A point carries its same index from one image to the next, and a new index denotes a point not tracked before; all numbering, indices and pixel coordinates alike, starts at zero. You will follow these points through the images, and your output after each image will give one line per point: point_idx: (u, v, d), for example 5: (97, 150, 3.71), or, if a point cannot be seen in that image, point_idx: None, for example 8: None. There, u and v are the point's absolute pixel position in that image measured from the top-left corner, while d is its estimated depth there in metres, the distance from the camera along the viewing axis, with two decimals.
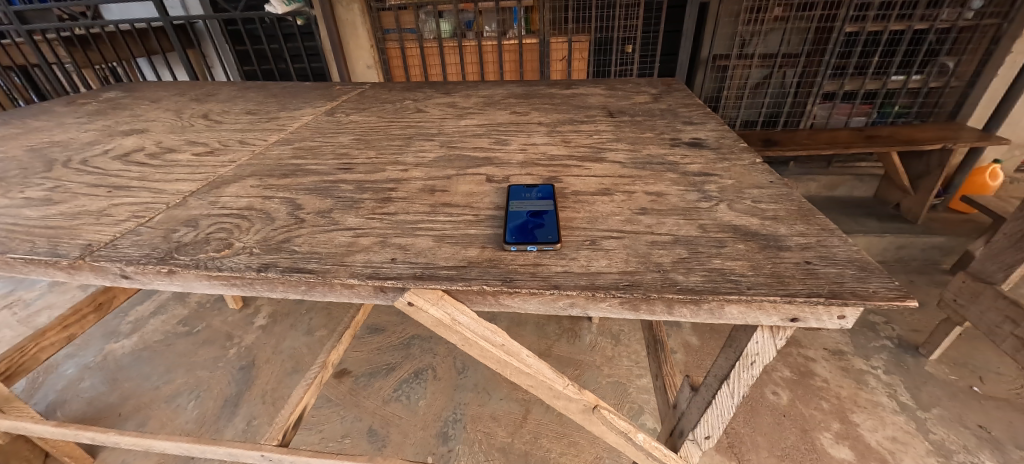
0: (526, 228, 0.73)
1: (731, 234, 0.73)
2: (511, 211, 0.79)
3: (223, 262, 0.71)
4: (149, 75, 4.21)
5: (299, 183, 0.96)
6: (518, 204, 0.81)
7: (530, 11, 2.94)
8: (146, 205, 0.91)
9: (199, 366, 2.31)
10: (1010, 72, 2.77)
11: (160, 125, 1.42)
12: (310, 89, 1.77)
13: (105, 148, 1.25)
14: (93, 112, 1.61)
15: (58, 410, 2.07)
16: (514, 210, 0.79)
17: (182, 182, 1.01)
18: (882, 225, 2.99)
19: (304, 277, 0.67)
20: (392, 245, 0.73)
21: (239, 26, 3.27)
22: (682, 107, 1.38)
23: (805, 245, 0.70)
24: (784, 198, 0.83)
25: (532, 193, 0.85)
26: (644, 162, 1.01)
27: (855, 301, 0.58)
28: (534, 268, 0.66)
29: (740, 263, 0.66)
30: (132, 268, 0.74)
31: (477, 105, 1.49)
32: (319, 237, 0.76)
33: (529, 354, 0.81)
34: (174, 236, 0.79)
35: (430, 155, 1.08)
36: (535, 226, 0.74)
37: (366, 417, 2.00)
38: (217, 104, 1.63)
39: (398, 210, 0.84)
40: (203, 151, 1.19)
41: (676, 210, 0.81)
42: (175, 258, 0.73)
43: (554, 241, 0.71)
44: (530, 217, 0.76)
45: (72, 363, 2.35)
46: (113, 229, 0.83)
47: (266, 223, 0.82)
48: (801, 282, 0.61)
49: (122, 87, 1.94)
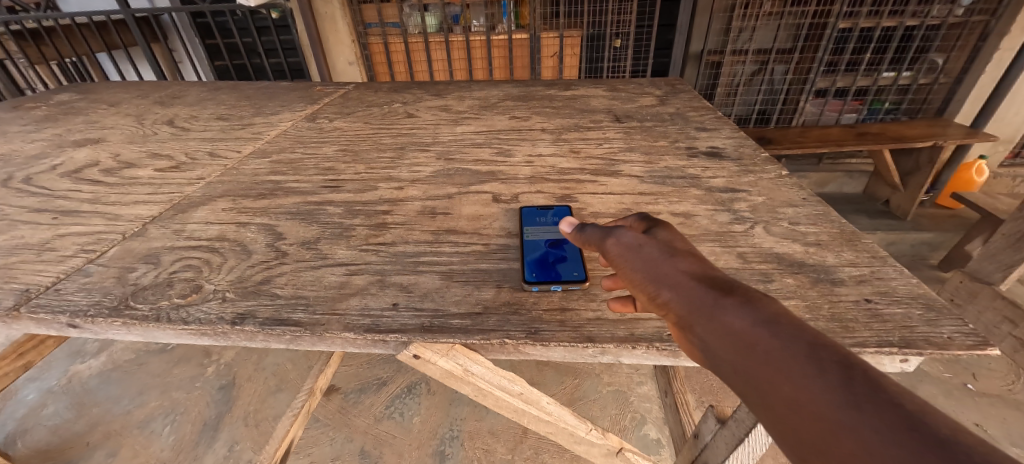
0: (546, 264, 0.64)
1: (776, 265, 0.65)
2: (526, 240, 0.70)
3: (190, 312, 0.60)
4: (110, 71, 3.94)
5: (279, 205, 0.85)
6: (533, 232, 0.72)
7: (520, 5, 2.83)
8: (98, 235, 0.79)
9: (174, 386, 2.15)
10: (998, 69, 2.78)
11: (118, 134, 1.27)
12: (288, 90, 1.63)
13: (53, 162, 1.10)
14: (42, 117, 1.44)
15: (18, 441, 1.91)
16: (530, 241, 0.70)
17: (142, 205, 0.88)
18: (873, 221, 3.01)
19: (288, 331, 0.57)
20: (392, 286, 0.63)
21: (208, 18, 3.06)
22: (691, 111, 1.30)
23: (860, 278, 0.62)
24: (822, 218, 0.76)
25: (547, 217, 0.76)
26: (663, 175, 0.93)
27: (931, 351, 0.51)
28: (561, 315, 0.57)
29: (794, 303, 0.58)
30: (80, 320, 0.61)
31: (472, 108, 1.38)
32: (306, 276, 0.66)
33: (549, 401, 0.72)
34: (131, 278, 0.67)
35: (427, 170, 0.98)
36: (556, 260, 0.65)
37: (358, 438, 1.89)
38: (184, 108, 1.48)
39: (396, 239, 0.74)
40: (167, 165, 1.05)
41: (709, 235, 0.73)
42: (132, 308, 0.62)
43: (579, 278, 0.62)
44: (549, 249, 0.67)
45: (32, 387, 2.16)
46: (56, 268, 0.71)
47: (242, 258, 0.70)
48: (868, 327, 0.54)
49: (77, 88, 1.76)
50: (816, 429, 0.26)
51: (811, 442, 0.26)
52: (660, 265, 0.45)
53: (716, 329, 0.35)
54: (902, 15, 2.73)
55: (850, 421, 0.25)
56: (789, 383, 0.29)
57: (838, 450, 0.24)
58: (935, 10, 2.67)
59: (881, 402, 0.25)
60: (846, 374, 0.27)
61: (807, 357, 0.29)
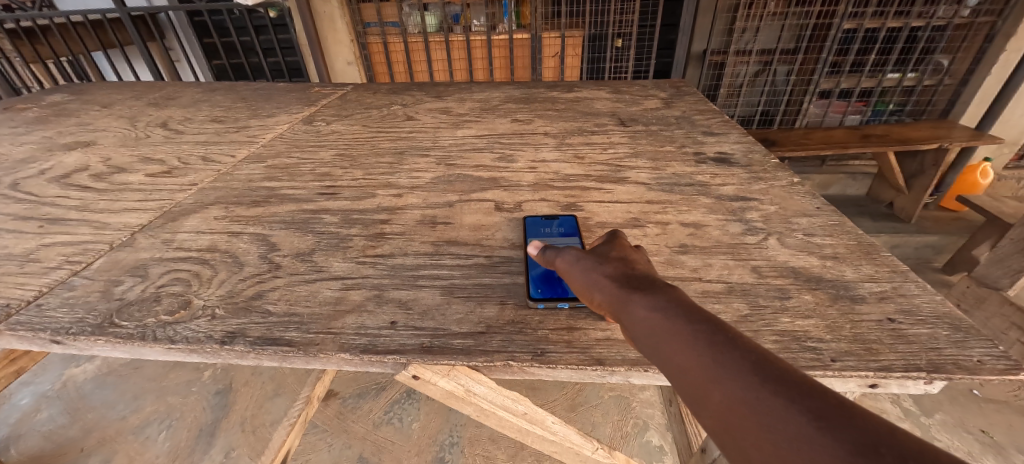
0: (552, 279, 0.61)
1: (792, 280, 0.62)
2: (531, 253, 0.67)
3: (178, 330, 0.57)
4: (106, 70, 3.90)
5: (272, 213, 0.82)
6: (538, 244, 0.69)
7: (521, 5, 2.79)
8: (85, 246, 0.75)
9: (170, 391, 2.12)
10: (1004, 71, 2.75)
11: (110, 137, 1.24)
12: (285, 91, 1.60)
13: (41, 167, 1.07)
14: (32, 119, 1.41)
15: (12, 447, 1.88)
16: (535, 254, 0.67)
17: (131, 213, 0.85)
18: (877, 224, 2.98)
19: (280, 351, 0.54)
20: (390, 302, 0.60)
21: (205, 17, 3.02)
22: (697, 114, 1.27)
23: (881, 295, 0.59)
24: (838, 229, 0.73)
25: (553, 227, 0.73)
26: (670, 182, 0.90)
27: (961, 376, 0.48)
28: (569, 336, 0.54)
29: (814, 322, 0.55)
30: (62, 338, 0.58)
31: (472, 110, 1.35)
32: (300, 291, 0.63)
33: (555, 422, 0.70)
34: (117, 292, 0.64)
35: (427, 176, 0.95)
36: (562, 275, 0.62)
37: (356, 444, 1.86)
38: (179, 109, 1.45)
39: (395, 251, 0.71)
40: (158, 170, 1.02)
41: (721, 247, 0.70)
42: (117, 325, 0.58)
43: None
44: None
45: (27, 391, 2.13)
46: (39, 281, 0.68)
47: (233, 270, 0.67)
48: (892, 350, 0.51)
49: (69, 89, 1.73)
50: (715, 397, 0.32)
51: (715, 409, 0.32)
52: (598, 275, 0.50)
53: (642, 326, 0.41)
54: (907, 16, 2.70)
55: (742, 387, 0.31)
56: (693, 361, 0.35)
57: (735, 413, 0.31)
58: (940, 11, 2.64)
59: (761, 369, 0.32)
60: (734, 349, 0.35)
61: (704, 338, 0.36)
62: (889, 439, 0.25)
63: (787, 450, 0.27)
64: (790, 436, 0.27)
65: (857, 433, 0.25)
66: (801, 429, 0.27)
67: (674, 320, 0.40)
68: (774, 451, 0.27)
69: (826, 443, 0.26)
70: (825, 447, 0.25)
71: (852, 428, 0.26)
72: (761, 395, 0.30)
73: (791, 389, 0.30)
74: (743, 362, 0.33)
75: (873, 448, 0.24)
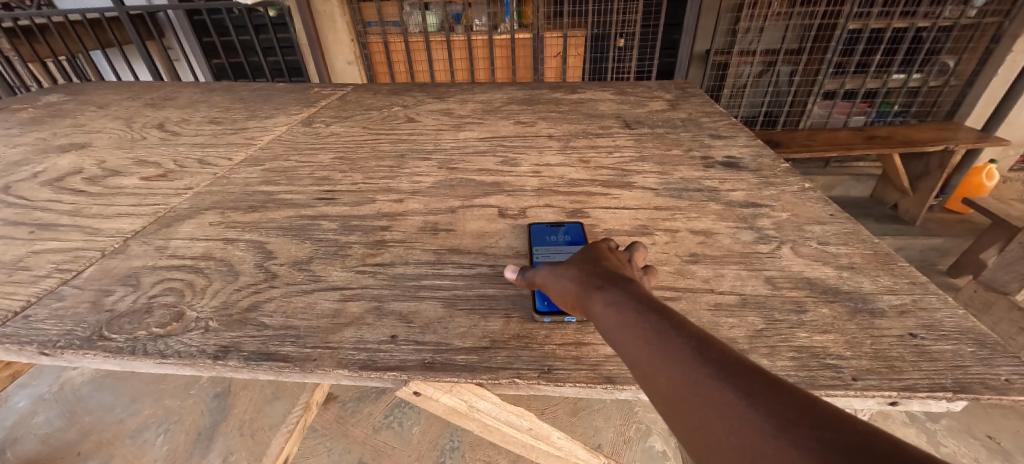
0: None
1: (808, 292, 0.60)
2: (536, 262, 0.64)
3: (170, 344, 0.55)
4: (104, 69, 3.88)
5: (269, 219, 0.80)
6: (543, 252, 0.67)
7: (523, 4, 2.77)
8: (76, 253, 0.73)
9: (168, 394, 2.10)
10: (1011, 72, 2.73)
11: (105, 138, 1.22)
12: (284, 91, 1.57)
13: (34, 169, 1.05)
14: (27, 120, 1.39)
15: (8, 450, 1.86)
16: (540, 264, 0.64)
17: (125, 218, 0.83)
18: (881, 226, 2.96)
19: (276, 367, 0.51)
20: (390, 315, 0.58)
21: (204, 16, 3.00)
22: (704, 116, 1.25)
23: (901, 308, 0.57)
24: (853, 238, 0.71)
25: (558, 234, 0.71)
26: (678, 188, 0.88)
27: (990, 396, 0.45)
28: (577, 351, 0.52)
29: (833, 338, 0.53)
30: (49, 351, 0.56)
31: (474, 112, 1.33)
32: (296, 302, 0.60)
33: (560, 437, 0.68)
34: (107, 303, 0.62)
35: (428, 181, 0.92)
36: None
37: (356, 449, 1.84)
38: (176, 110, 1.43)
39: (395, 259, 0.68)
40: (154, 174, 1.00)
41: (733, 257, 0.67)
42: (107, 339, 0.56)
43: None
44: None
45: (23, 394, 2.11)
46: (27, 290, 0.65)
47: (228, 280, 0.65)
48: (916, 368, 0.49)
49: (66, 89, 1.71)
50: (662, 382, 0.33)
51: (659, 392, 0.33)
52: (570, 276, 0.51)
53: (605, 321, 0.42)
54: (913, 16, 2.67)
55: (682, 368, 0.33)
56: (642, 349, 0.37)
57: (678, 396, 0.32)
58: (947, 11, 2.62)
59: (702, 352, 0.33)
60: (680, 336, 0.36)
61: (659, 329, 0.37)
62: (810, 410, 0.26)
63: (722, 429, 0.27)
64: (727, 415, 0.28)
65: (782, 406, 0.27)
66: (733, 404, 0.28)
67: (630, 314, 0.41)
68: (708, 429, 0.29)
69: (755, 418, 0.27)
70: (753, 422, 0.26)
71: (778, 401, 0.28)
72: (699, 374, 0.31)
73: (727, 369, 0.31)
74: (686, 347, 0.34)
75: (798, 424, 0.25)
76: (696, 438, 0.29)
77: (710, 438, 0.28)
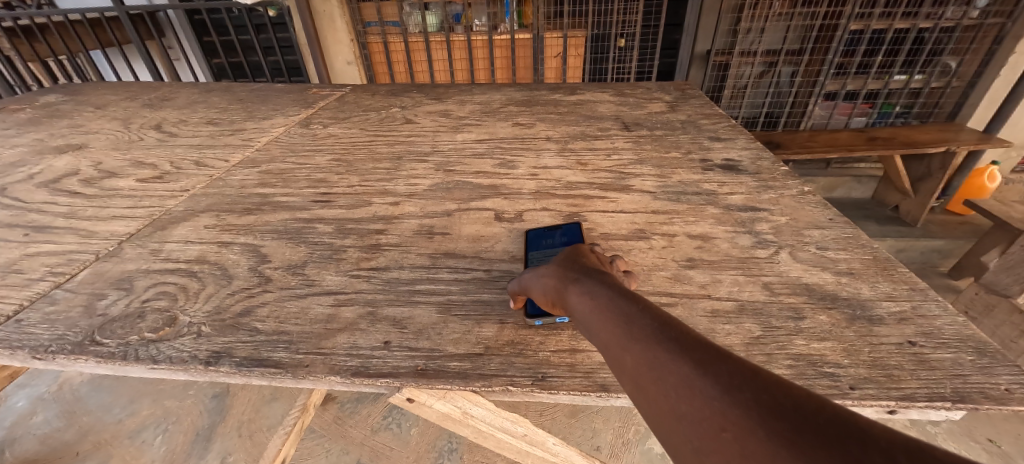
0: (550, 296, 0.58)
1: (806, 298, 0.59)
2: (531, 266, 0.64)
3: (162, 349, 0.54)
4: (105, 69, 3.88)
5: (264, 222, 0.79)
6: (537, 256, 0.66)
7: (522, 4, 2.76)
8: (69, 256, 0.73)
9: (166, 395, 2.10)
10: (1013, 73, 2.74)
11: (102, 139, 1.21)
12: (282, 92, 1.57)
13: (31, 171, 1.04)
14: (25, 121, 1.39)
15: (7, 450, 1.86)
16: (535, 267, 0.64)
17: (120, 221, 0.82)
18: (882, 228, 2.95)
19: (268, 373, 0.51)
20: (384, 320, 0.57)
21: (204, 15, 2.99)
22: (704, 118, 1.24)
23: (901, 316, 0.56)
24: (852, 243, 0.70)
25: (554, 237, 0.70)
26: (676, 191, 0.87)
27: (990, 406, 0.45)
28: (572, 359, 0.51)
29: (831, 346, 0.52)
30: (41, 356, 0.55)
31: (473, 113, 1.32)
32: (290, 307, 0.60)
33: (554, 443, 0.68)
34: (100, 307, 0.61)
35: (424, 183, 0.92)
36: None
37: (354, 450, 1.84)
38: (173, 111, 1.42)
39: (390, 264, 0.68)
40: (150, 175, 0.99)
41: (730, 262, 0.67)
42: (98, 344, 0.56)
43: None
44: None
45: (22, 394, 2.11)
46: (20, 294, 0.65)
47: (222, 284, 0.65)
48: (915, 377, 0.48)
49: (64, 90, 1.71)
50: (625, 361, 0.34)
51: (623, 370, 0.34)
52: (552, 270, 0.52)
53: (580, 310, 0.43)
54: (915, 17, 2.66)
55: (645, 348, 0.33)
56: (612, 333, 0.38)
57: (639, 372, 0.33)
58: (950, 12, 2.61)
59: (664, 332, 0.34)
60: (646, 318, 0.37)
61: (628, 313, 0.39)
62: (757, 381, 0.27)
63: (675, 401, 0.29)
64: (679, 386, 0.29)
65: (732, 377, 0.28)
66: (686, 377, 0.29)
67: (604, 301, 0.42)
68: (666, 405, 0.29)
69: (705, 389, 0.28)
70: (703, 393, 0.27)
71: (728, 369, 0.29)
72: (660, 354, 0.32)
73: (684, 344, 0.33)
74: (650, 327, 0.35)
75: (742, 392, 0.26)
76: (654, 412, 0.30)
77: (664, 411, 0.29)
